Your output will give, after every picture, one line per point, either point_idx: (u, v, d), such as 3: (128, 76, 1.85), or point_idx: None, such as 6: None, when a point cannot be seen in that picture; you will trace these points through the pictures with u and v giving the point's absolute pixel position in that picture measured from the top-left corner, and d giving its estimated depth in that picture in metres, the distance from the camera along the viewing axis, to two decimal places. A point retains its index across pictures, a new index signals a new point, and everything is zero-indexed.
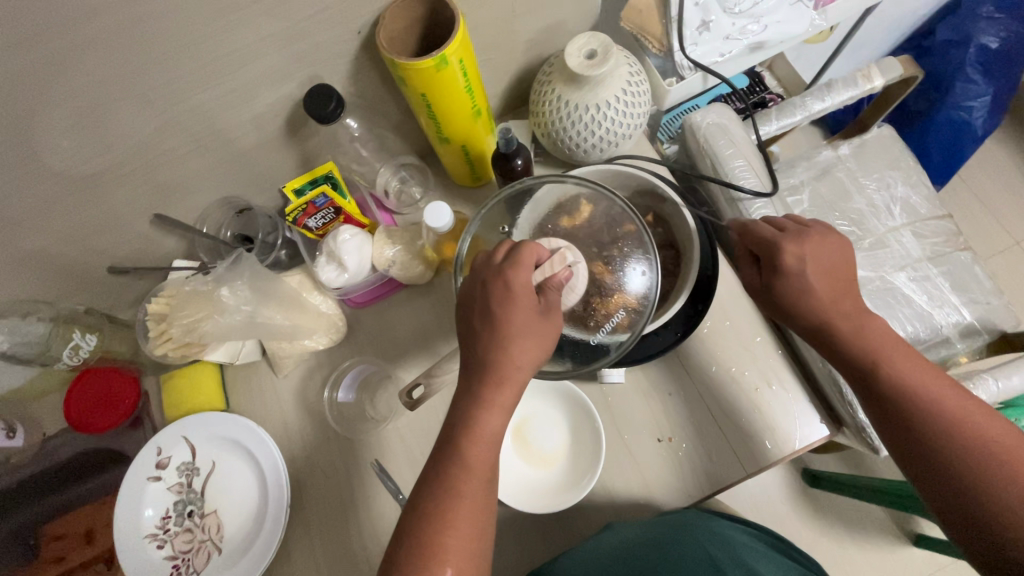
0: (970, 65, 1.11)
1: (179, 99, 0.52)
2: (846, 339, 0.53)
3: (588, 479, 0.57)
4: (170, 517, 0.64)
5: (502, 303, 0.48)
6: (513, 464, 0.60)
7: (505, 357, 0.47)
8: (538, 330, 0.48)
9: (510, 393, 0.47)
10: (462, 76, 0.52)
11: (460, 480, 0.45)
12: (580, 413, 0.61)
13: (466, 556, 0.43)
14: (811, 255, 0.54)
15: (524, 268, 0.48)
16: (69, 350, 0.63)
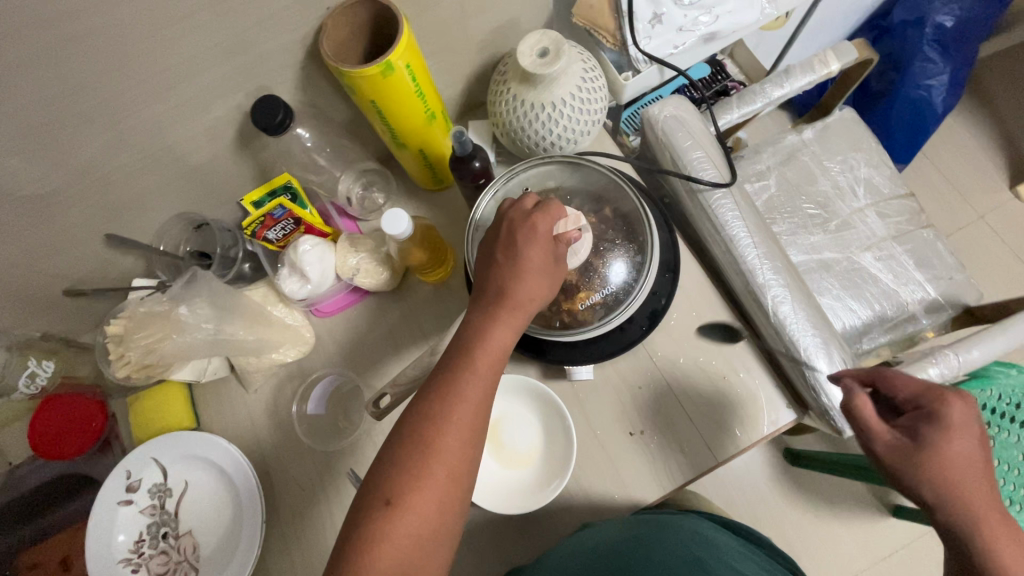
0: (927, 44, 1.12)
1: (122, 115, 0.51)
2: (990, 540, 0.44)
3: (561, 479, 0.57)
4: (143, 540, 0.63)
5: (526, 242, 0.49)
6: (486, 466, 0.60)
7: (515, 290, 0.47)
8: (550, 272, 0.49)
9: (515, 323, 0.47)
10: (411, 81, 0.51)
11: (465, 384, 0.44)
12: (552, 411, 0.61)
13: (460, 463, 0.42)
14: (959, 441, 0.46)
15: (550, 216, 0.50)
16: (24, 379, 0.63)
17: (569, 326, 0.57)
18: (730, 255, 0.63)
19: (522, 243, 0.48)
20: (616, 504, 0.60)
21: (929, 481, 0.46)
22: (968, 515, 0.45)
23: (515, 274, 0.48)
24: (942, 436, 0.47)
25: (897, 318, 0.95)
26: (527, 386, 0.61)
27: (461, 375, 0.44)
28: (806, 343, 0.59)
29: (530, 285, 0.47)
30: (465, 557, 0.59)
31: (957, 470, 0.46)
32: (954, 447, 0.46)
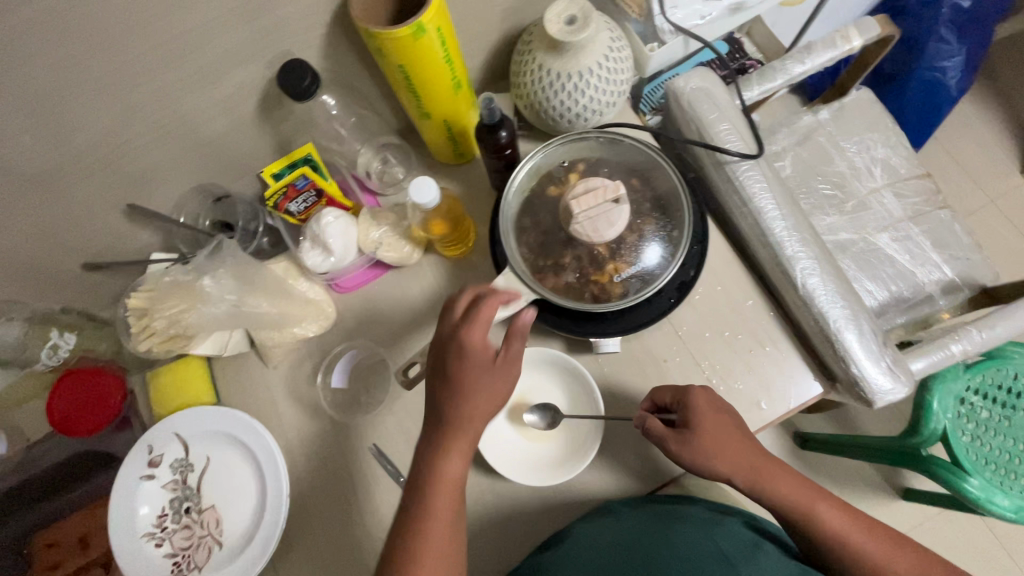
0: (943, 23, 1.09)
1: (144, 79, 0.50)
2: (775, 488, 0.56)
3: (585, 454, 0.57)
4: (166, 515, 0.63)
5: (463, 369, 0.49)
6: (510, 440, 0.61)
7: (465, 409, 0.50)
8: (496, 377, 0.50)
9: (464, 446, 0.50)
10: (439, 46, 0.50)
11: (436, 505, 0.49)
12: (576, 385, 0.61)
13: (445, 547, 0.48)
14: (723, 425, 0.54)
15: (479, 326, 0.50)
16: (47, 351, 0.62)
17: (599, 297, 0.57)
18: (758, 228, 0.62)
19: (455, 374, 0.49)
20: (643, 478, 0.59)
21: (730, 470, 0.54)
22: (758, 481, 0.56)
23: (456, 394, 0.50)
24: (706, 427, 0.54)
25: (913, 298, 0.95)
26: (555, 360, 0.62)
27: (436, 493, 0.49)
28: (834, 315, 0.58)
29: (478, 406, 0.50)
30: (490, 530, 0.58)
31: (730, 465, 0.54)
32: (714, 429, 0.54)
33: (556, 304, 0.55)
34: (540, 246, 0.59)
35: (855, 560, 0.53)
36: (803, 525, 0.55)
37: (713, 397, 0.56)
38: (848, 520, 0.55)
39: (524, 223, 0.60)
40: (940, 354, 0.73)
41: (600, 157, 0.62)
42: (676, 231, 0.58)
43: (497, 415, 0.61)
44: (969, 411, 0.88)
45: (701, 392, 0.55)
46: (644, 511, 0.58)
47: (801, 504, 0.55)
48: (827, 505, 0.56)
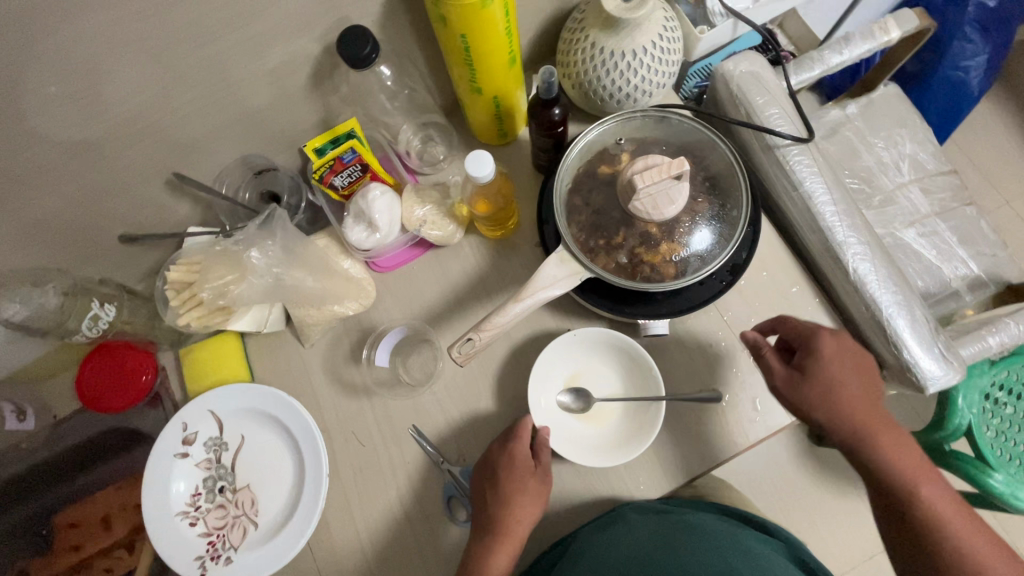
0: (969, 23, 1.07)
1: (204, 43, 0.48)
2: (880, 449, 0.54)
3: (647, 434, 0.57)
4: (200, 493, 0.62)
5: (511, 483, 0.54)
6: (564, 420, 0.60)
7: (510, 521, 0.53)
8: (537, 477, 0.56)
9: (510, 549, 0.52)
10: (502, 17, 0.50)
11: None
12: (633, 366, 0.61)
13: None
14: (844, 374, 0.54)
15: (523, 438, 0.55)
16: (88, 322, 0.60)
17: (651, 279, 0.56)
18: (807, 214, 0.62)
19: (507, 472, 0.54)
20: (689, 464, 0.59)
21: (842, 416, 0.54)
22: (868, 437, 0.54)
23: (505, 504, 0.53)
24: (825, 371, 0.54)
25: (940, 294, 0.94)
26: (615, 340, 0.61)
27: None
28: (886, 302, 0.58)
29: (522, 514, 0.54)
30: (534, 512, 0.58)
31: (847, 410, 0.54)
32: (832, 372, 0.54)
33: (610, 283, 0.54)
34: (592, 225, 0.57)
35: (950, 540, 0.51)
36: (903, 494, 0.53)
37: (841, 342, 0.55)
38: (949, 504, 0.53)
39: (575, 202, 0.58)
40: (977, 345, 0.75)
41: (652, 138, 0.61)
42: (731, 212, 0.57)
43: (551, 395, 0.61)
44: (994, 407, 0.84)
45: (830, 338, 0.55)
46: (653, 518, 0.55)
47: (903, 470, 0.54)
48: (931, 484, 0.54)
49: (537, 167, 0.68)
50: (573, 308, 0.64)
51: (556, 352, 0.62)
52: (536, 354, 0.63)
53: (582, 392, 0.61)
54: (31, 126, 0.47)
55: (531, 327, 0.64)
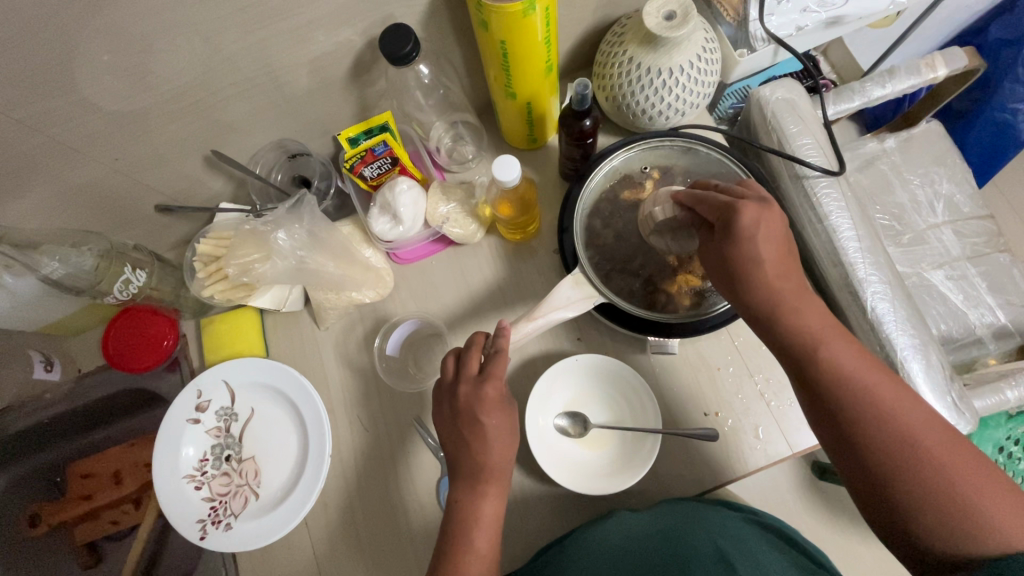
0: (1021, 66, 1.02)
1: (254, 29, 0.50)
2: (858, 381, 0.45)
3: (640, 465, 0.56)
4: (207, 460, 0.64)
5: (487, 416, 0.49)
6: (560, 443, 0.60)
7: (487, 461, 0.49)
8: (504, 404, 0.51)
9: (499, 490, 0.50)
10: (542, 26, 0.50)
11: (472, 533, 0.48)
12: (631, 393, 0.61)
13: (491, 541, 0.48)
14: (773, 247, 0.47)
15: (498, 377, 0.50)
16: (119, 285, 0.62)
17: (663, 306, 0.60)
18: (831, 247, 0.62)
19: (479, 411, 0.49)
20: (685, 482, 0.59)
21: (788, 325, 0.47)
22: (836, 372, 0.45)
23: (483, 445, 0.49)
24: (753, 218, 0.47)
25: (961, 340, 0.92)
26: (619, 368, 0.61)
27: (473, 531, 0.48)
28: (902, 344, 0.58)
29: (499, 450, 0.50)
30: (528, 510, 0.59)
31: (803, 320, 0.47)
32: (757, 222, 0.47)
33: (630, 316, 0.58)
34: (609, 251, 0.61)
35: (876, 403, 0.44)
36: (885, 429, 0.44)
37: (758, 211, 0.47)
38: (958, 448, 0.43)
39: (594, 224, 0.62)
40: (995, 397, 0.73)
41: (676, 168, 0.64)
42: None
43: (549, 415, 0.61)
44: (1007, 461, 0.81)
45: (751, 206, 0.47)
46: (647, 513, 0.56)
47: (875, 401, 0.44)
48: (919, 412, 0.45)
49: (563, 175, 0.69)
50: (584, 316, 0.65)
51: (559, 373, 0.62)
52: (545, 361, 0.64)
53: (579, 417, 0.61)
54: (84, 96, 0.49)
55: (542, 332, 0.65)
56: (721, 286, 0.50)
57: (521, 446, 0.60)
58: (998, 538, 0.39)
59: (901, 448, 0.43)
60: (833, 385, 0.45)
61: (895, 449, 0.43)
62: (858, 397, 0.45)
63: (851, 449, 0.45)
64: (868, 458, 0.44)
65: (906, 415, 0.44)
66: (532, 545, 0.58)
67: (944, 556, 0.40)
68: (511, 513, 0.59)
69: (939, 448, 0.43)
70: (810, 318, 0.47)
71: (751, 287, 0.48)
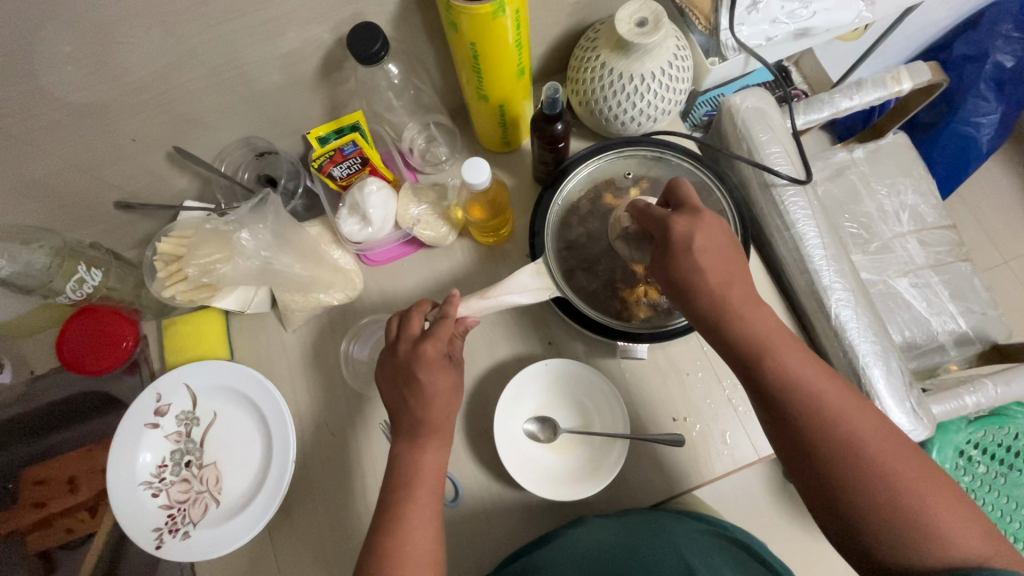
0: (984, 82, 1.06)
1: (217, 23, 0.49)
2: (805, 391, 0.45)
3: (607, 471, 0.56)
4: (166, 465, 0.62)
5: (428, 374, 0.48)
6: (529, 448, 0.60)
7: (427, 416, 0.48)
8: (445, 363, 0.49)
9: (441, 444, 0.49)
10: (512, 28, 0.50)
11: (414, 485, 0.47)
12: (600, 399, 0.61)
13: (432, 492, 0.48)
14: (714, 260, 0.47)
15: (439, 338, 0.49)
16: (72, 284, 0.60)
17: (627, 315, 0.60)
18: (797, 254, 0.63)
19: (417, 368, 0.48)
20: (654, 488, 0.59)
21: (736, 335, 0.47)
22: (786, 382, 0.46)
23: (421, 400, 0.48)
24: (695, 234, 0.47)
25: (925, 346, 0.94)
26: (588, 374, 0.61)
27: (416, 485, 0.47)
28: (864, 351, 0.60)
29: (439, 406, 0.49)
30: (495, 517, 0.58)
31: (751, 330, 0.47)
32: (698, 238, 0.47)
33: (603, 323, 0.58)
34: (581, 250, 0.61)
35: (822, 413, 0.45)
36: (832, 439, 0.44)
37: (700, 225, 0.47)
38: (901, 452, 0.44)
39: (570, 222, 0.62)
40: (955, 402, 0.75)
41: (653, 175, 0.64)
42: None
43: (519, 421, 0.61)
44: (966, 464, 0.84)
45: (683, 220, 0.47)
46: (616, 521, 0.56)
47: (825, 411, 0.45)
48: (864, 419, 0.45)
49: (537, 179, 0.68)
50: (555, 320, 0.64)
51: (529, 379, 0.61)
52: (515, 365, 0.63)
53: (549, 422, 0.61)
54: (35, 87, 0.47)
55: (513, 336, 0.64)
56: (670, 299, 0.50)
57: (489, 451, 0.60)
58: (943, 544, 0.40)
59: (851, 457, 0.43)
60: (783, 395, 0.45)
61: (843, 459, 0.43)
62: (802, 409, 0.45)
63: (804, 459, 0.45)
64: (814, 469, 0.45)
65: (849, 424, 0.44)
66: (499, 551, 0.58)
67: (893, 563, 0.41)
68: (478, 519, 0.58)
69: (887, 455, 0.43)
70: (761, 328, 0.47)
71: (696, 299, 0.47)
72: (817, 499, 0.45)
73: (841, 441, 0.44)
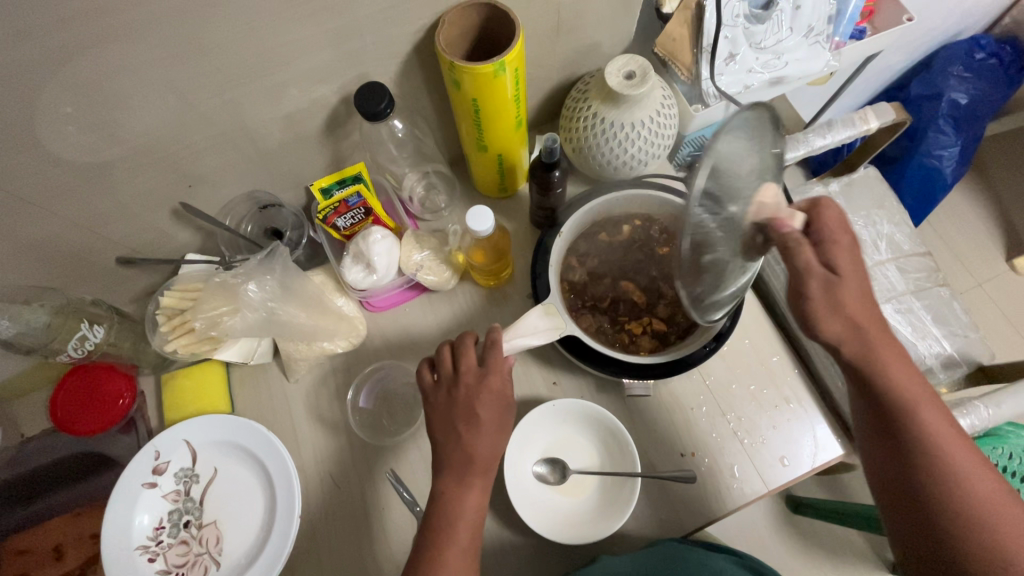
0: (942, 118, 1.13)
1: (230, 86, 0.51)
2: (888, 369, 0.48)
3: (621, 511, 0.56)
4: (164, 527, 0.60)
5: (487, 409, 0.50)
6: (540, 492, 0.59)
7: (476, 452, 0.49)
8: (505, 401, 0.51)
9: (483, 486, 0.49)
10: (512, 85, 0.53)
11: (449, 528, 0.47)
12: (610, 440, 0.61)
13: (470, 533, 0.48)
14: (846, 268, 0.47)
15: (500, 373, 0.51)
16: (74, 342, 0.59)
17: (627, 347, 0.61)
18: None
19: (477, 404, 0.49)
20: (664, 526, 0.59)
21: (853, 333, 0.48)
22: (868, 362, 0.48)
23: (475, 437, 0.49)
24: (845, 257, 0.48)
25: None
26: (595, 413, 0.60)
27: (455, 523, 0.48)
28: None
29: (488, 445, 0.49)
30: (509, 565, 0.57)
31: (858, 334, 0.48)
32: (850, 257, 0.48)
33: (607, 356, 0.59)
34: (583, 291, 0.63)
35: (914, 416, 0.47)
36: (919, 443, 0.47)
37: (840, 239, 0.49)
38: (984, 472, 0.46)
39: (570, 261, 0.64)
40: None
41: (646, 211, 0.65)
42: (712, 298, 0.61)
43: (527, 464, 0.60)
44: None
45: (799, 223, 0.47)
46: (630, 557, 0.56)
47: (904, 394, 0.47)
48: (951, 436, 0.47)
49: (535, 223, 0.71)
50: (558, 360, 0.65)
51: (536, 421, 0.61)
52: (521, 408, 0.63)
53: (559, 463, 0.60)
54: (50, 149, 0.48)
55: (518, 378, 0.64)
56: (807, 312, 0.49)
57: (498, 496, 0.59)
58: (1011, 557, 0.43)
59: (936, 462, 0.46)
60: (878, 393, 0.48)
61: (925, 462, 0.46)
62: (897, 407, 0.47)
63: (890, 452, 0.48)
64: (899, 463, 0.48)
65: (939, 433, 0.47)
66: None
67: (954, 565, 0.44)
68: (490, 569, 0.57)
69: (956, 442, 0.47)
70: (872, 332, 0.48)
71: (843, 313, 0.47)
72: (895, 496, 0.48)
73: (928, 446, 0.46)
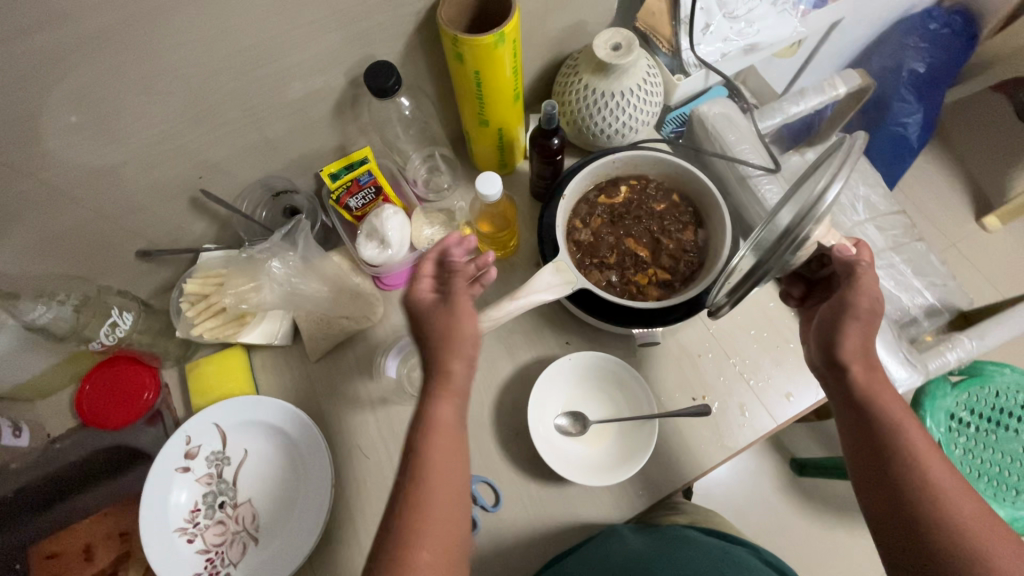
0: (904, 86, 1.20)
1: (246, 70, 0.54)
2: (884, 396, 0.49)
3: (642, 451, 0.59)
4: (199, 510, 0.61)
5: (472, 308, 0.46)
6: (563, 443, 0.62)
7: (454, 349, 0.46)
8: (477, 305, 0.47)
9: (456, 395, 0.45)
10: (510, 57, 0.57)
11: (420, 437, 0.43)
12: (625, 390, 0.64)
13: (442, 442, 0.43)
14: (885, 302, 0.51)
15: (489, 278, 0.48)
16: (104, 330, 0.63)
17: (635, 297, 0.65)
18: None
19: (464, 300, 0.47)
20: (683, 467, 0.61)
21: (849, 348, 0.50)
22: (867, 384, 0.50)
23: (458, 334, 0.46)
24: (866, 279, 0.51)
25: (901, 321, 1.01)
26: (612, 364, 0.64)
27: (429, 434, 0.43)
28: None
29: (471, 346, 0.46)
30: (540, 514, 0.59)
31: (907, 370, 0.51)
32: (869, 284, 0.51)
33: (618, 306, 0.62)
34: (588, 248, 0.66)
35: (902, 433, 0.48)
36: (907, 458, 0.47)
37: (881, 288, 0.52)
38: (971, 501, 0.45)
39: (575, 223, 0.67)
40: (939, 360, 0.82)
41: (641, 171, 0.68)
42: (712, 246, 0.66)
43: (550, 418, 0.63)
44: (958, 427, 0.89)
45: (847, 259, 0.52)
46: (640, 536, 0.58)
47: (897, 420, 0.48)
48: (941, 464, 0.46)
49: (536, 195, 0.74)
50: (570, 321, 0.68)
51: (554, 377, 0.64)
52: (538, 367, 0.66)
53: (579, 416, 0.63)
54: (77, 136, 0.50)
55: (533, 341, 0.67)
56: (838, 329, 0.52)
57: (524, 450, 0.62)
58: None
59: (927, 480, 0.45)
60: (868, 407, 0.49)
61: (913, 476, 0.46)
62: (885, 422, 0.48)
63: (875, 467, 0.48)
64: (885, 476, 0.47)
65: (926, 454, 0.47)
66: (546, 548, 0.58)
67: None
68: (522, 519, 0.59)
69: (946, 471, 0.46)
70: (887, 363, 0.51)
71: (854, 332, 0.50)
72: (879, 512, 0.47)
73: (916, 463, 0.46)
